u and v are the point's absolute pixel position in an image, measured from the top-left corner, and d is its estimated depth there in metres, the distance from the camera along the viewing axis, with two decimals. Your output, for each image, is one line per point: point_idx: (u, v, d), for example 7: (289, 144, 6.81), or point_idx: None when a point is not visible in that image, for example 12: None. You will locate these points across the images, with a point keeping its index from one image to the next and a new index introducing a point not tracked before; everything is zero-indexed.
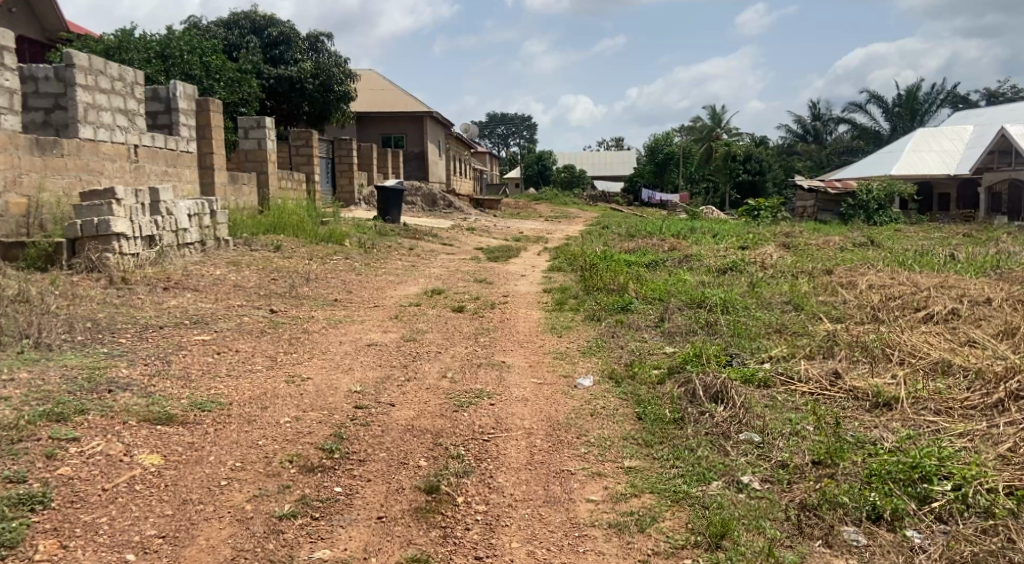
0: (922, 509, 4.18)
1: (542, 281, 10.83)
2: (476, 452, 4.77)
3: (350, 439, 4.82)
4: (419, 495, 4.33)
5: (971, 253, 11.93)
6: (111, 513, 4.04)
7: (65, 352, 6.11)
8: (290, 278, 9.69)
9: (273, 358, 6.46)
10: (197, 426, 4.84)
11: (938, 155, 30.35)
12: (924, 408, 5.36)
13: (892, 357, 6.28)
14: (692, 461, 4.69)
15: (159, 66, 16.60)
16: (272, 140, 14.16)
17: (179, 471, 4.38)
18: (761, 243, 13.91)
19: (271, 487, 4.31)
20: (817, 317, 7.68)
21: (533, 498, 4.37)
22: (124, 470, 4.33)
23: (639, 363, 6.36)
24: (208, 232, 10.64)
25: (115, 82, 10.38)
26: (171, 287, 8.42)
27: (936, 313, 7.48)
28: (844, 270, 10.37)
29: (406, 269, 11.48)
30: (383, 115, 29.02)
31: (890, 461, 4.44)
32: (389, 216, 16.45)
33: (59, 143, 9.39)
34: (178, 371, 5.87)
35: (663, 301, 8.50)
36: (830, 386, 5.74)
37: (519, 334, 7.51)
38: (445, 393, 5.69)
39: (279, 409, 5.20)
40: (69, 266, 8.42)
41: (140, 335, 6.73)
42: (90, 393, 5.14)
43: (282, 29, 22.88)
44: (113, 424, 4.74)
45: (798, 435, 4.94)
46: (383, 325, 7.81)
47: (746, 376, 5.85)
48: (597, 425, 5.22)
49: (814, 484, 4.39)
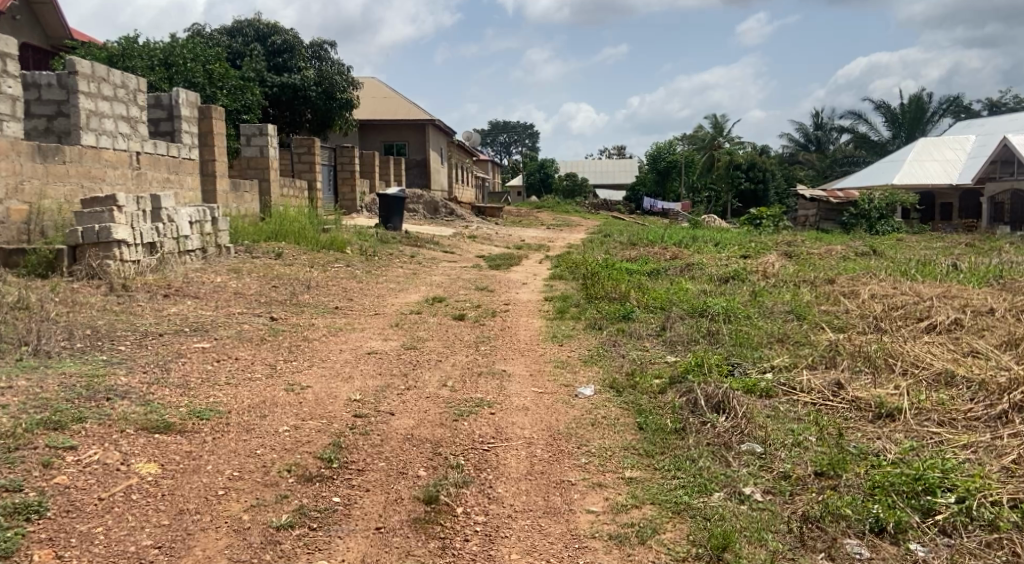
0: (927, 522, 4.13)
1: (544, 289, 10.81)
2: (475, 462, 4.74)
3: (349, 448, 4.79)
4: (418, 506, 4.29)
5: (973, 263, 11.89)
6: (107, 523, 4.00)
7: (64, 359, 6.08)
8: (291, 286, 9.65)
9: (272, 366, 6.44)
10: (195, 435, 4.81)
11: (940, 165, 30.32)
12: (927, 419, 5.32)
13: (895, 367, 6.27)
14: (694, 472, 4.66)
15: (163, 74, 16.67)
16: (275, 147, 14.16)
17: (175, 480, 4.35)
18: (763, 252, 13.87)
19: (269, 497, 4.27)
20: (819, 326, 7.65)
21: (533, 509, 4.34)
22: (121, 479, 4.30)
23: (639, 373, 6.34)
24: (209, 239, 10.61)
25: (118, 89, 10.40)
26: (172, 294, 8.40)
27: (939, 323, 7.48)
28: (846, 279, 10.38)
29: (407, 277, 11.45)
30: (385, 122, 29.07)
31: (892, 473, 4.40)
32: (391, 224, 16.43)
33: (62, 150, 9.39)
34: (177, 379, 5.84)
35: (664, 309, 8.48)
36: (832, 396, 5.72)
37: (520, 343, 7.49)
38: (445, 402, 5.67)
39: (278, 417, 5.17)
40: (70, 273, 8.43)
41: (140, 342, 6.71)
42: (89, 401, 5.12)
43: (285, 37, 22.94)
44: (111, 432, 4.71)
45: (800, 445, 4.91)
46: (385, 332, 7.82)
47: (748, 386, 5.82)
48: (598, 435, 5.19)
49: (816, 496, 4.35)
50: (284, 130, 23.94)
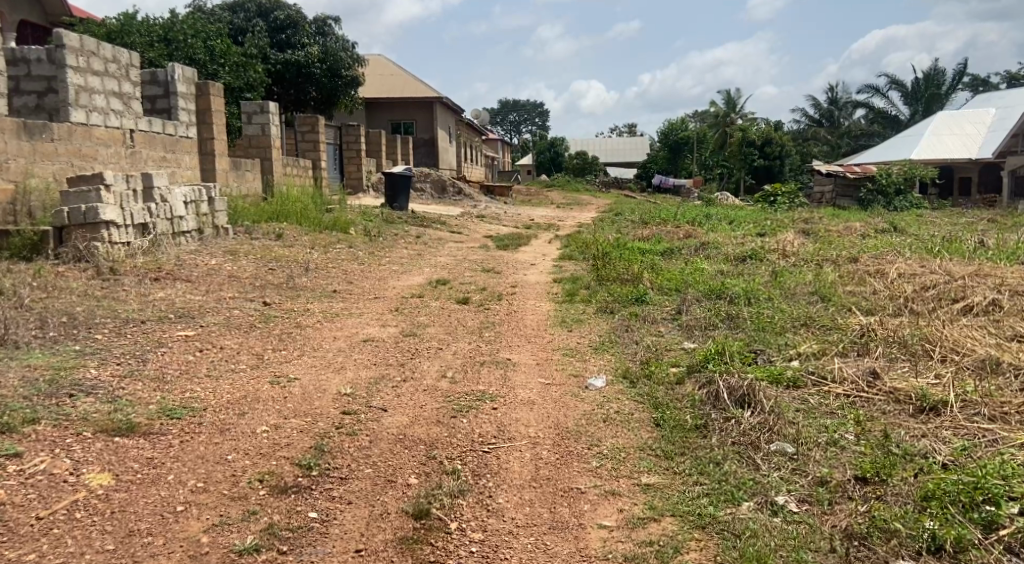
0: (989, 538, 3.61)
1: (553, 270, 10.28)
2: (473, 467, 4.24)
3: (333, 452, 4.30)
4: (406, 522, 3.81)
5: (1002, 240, 11.32)
6: (41, 548, 3.53)
7: (32, 350, 5.62)
8: (289, 268, 9.14)
9: (260, 355, 5.97)
10: (161, 438, 4.32)
11: (959, 139, 29.56)
12: (976, 414, 4.80)
13: (933, 353, 5.75)
14: (718, 478, 4.17)
15: (161, 50, 16.17)
16: (276, 124, 13.57)
17: (130, 494, 3.86)
18: (781, 230, 13.29)
19: (235, 514, 3.79)
20: (846, 309, 7.09)
21: (537, 523, 3.85)
22: (66, 494, 3.82)
23: (654, 361, 5.82)
24: (206, 220, 10.12)
25: (110, 63, 9.87)
26: (161, 277, 7.92)
27: (976, 305, 6.93)
28: (870, 257, 9.81)
29: (411, 258, 10.96)
30: (393, 100, 28.50)
31: (947, 480, 3.87)
32: (397, 204, 15.86)
33: (48, 127, 8.90)
34: (154, 371, 5.38)
35: (680, 292, 7.95)
36: (868, 388, 5.20)
37: (527, 329, 6.98)
38: (444, 396, 5.17)
39: (257, 415, 4.68)
40: (56, 256, 7.96)
41: (119, 330, 6.24)
42: (49, 398, 4.64)
43: (288, 12, 22.27)
44: (65, 436, 4.22)
45: (836, 445, 4.41)
46: (382, 318, 7.30)
47: (774, 376, 5.32)
48: (610, 433, 4.69)
49: (861, 507, 3.85)
50: (287, 109, 23.41)
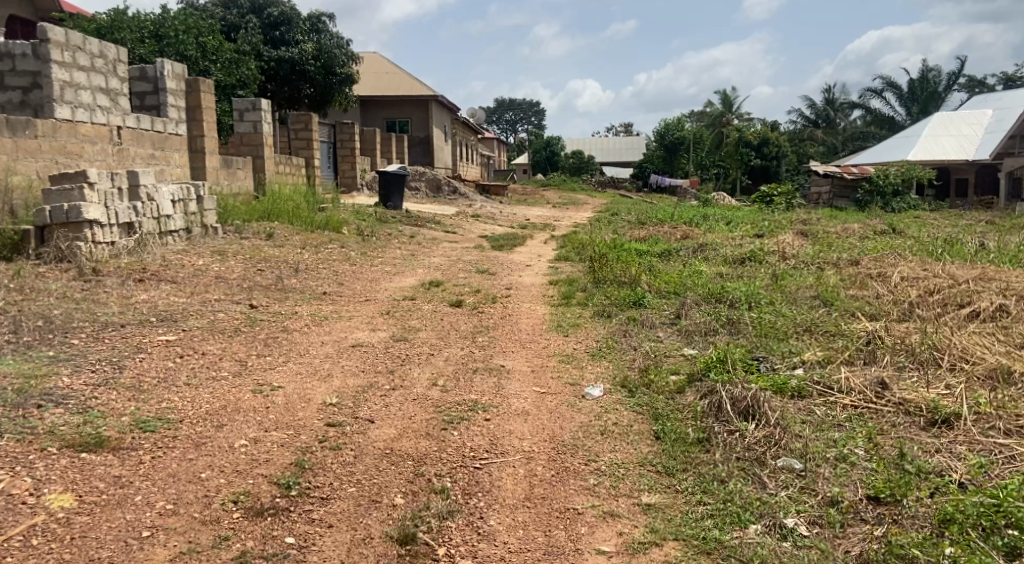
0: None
1: (548, 271, 10.05)
2: (464, 485, 4.01)
3: (314, 469, 4.05)
4: (391, 548, 3.59)
5: (1002, 242, 11.14)
6: None
7: (3, 356, 5.37)
8: (278, 269, 8.89)
9: (243, 362, 5.71)
10: (131, 454, 4.07)
11: (956, 140, 29.38)
12: (990, 427, 4.56)
13: (941, 362, 5.52)
14: (722, 498, 3.93)
15: (152, 46, 15.89)
16: (268, 122, 13.30)
17: (92, 517, 3.62)
18: (779, 231, 13.07)
19: (206, 540, 3.55)
20: (851, 314, 6.86)
21: (531, 549, 3.63)
22: (23, 518, 3.58)
23: (653, 369, 5.58)
24: (194, 218, 9.87)
25: (96, 59, 9.63)
26: (145, 278, 7.67)
27: (982, 311, 6.70)
28: (871, 260, 9.60)
29: (404, 258, 10.71)
30: (388, 98, 28.22)
31: (966, 501, 3.64)
32: (391, 203, 15.59)
33: (31, 123, 8.63)
34: (130, 380, 5.12)
35: (679, 295, 7.71)
36: (877, 399, 4.96)
37: (522, 333, 6.74)
38: (434, 407, 4.92)
39: (236, 428, 4.43)
40: (37, 256, 7.70)
41: (96, 335, 5.98)
42: (15, 410, 4.39)
43: (282, 9, 21.96)
44: (29, 452, 3.98)
45: (846, 461, 4.18)
46: (373, 322, 7.05)
47: (778, 386, 5.08)
48: (608, 447, 4.45)
49: (874, 532, 3.64)
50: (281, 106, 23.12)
